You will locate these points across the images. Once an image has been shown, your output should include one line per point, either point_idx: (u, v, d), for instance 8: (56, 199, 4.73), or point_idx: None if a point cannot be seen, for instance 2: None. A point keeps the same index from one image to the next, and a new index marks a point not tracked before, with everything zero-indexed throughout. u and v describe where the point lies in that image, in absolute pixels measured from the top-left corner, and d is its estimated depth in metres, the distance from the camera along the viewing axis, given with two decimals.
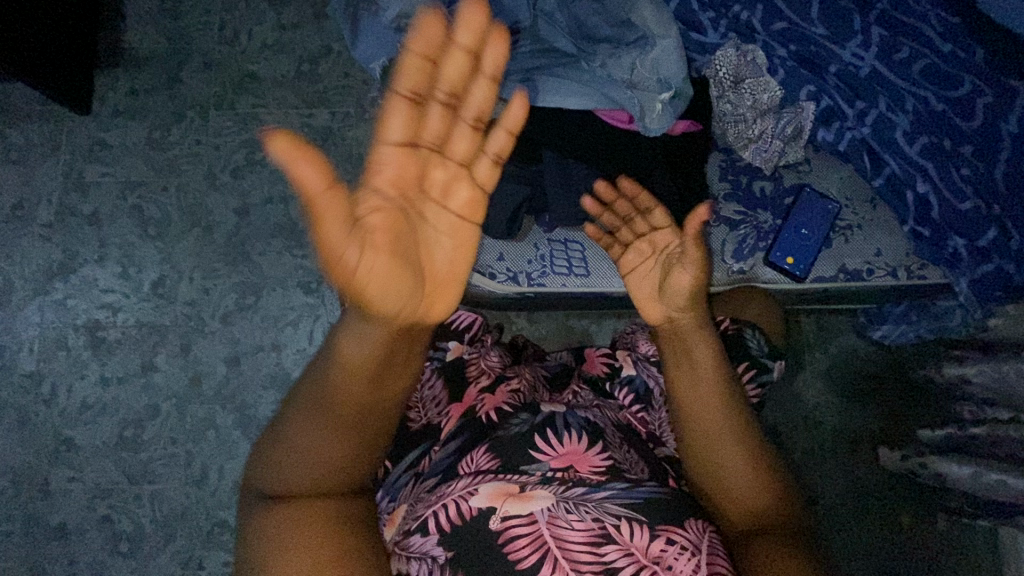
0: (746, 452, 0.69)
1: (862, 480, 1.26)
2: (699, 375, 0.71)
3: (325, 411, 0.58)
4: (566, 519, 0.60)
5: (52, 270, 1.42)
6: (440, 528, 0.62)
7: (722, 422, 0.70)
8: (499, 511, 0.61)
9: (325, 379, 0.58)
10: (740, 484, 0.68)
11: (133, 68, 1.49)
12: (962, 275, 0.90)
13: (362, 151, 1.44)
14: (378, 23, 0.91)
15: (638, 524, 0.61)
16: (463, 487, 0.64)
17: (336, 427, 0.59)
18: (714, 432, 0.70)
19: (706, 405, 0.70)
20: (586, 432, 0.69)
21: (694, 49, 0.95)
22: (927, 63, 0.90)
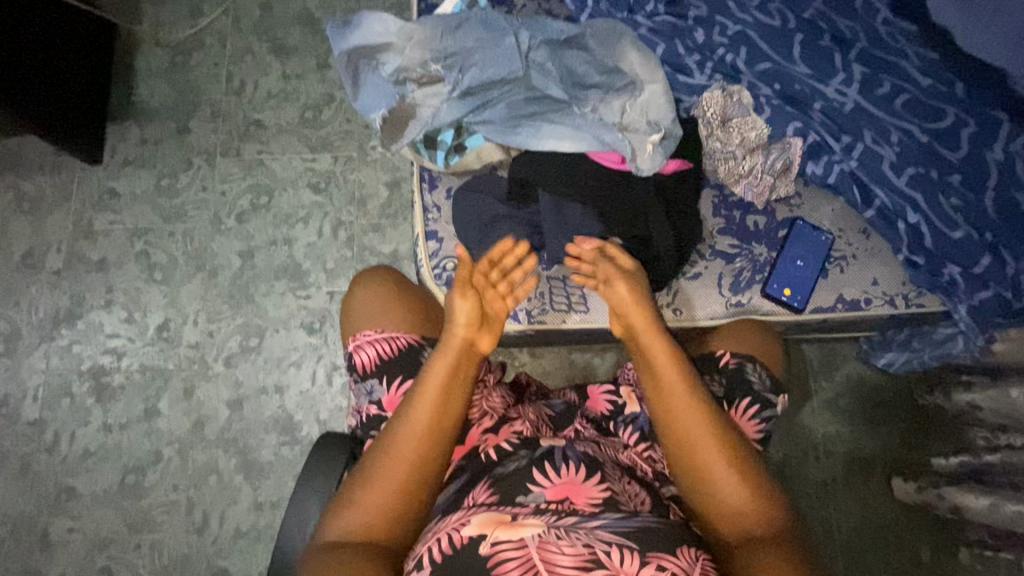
0: (734, 464, 0.70)
1: (878, 512, 1.23)
2: (674, 394, 0.73)
3: (392, 446, 0.70)
4: (556, 545, 0.60)
5: (59, 317, 1.44)
6: (433, 562, 0.63)
7: (706, 436, 0.71)
8: (489, 537, 0.61)
9: (397, 421, 0.71)
10: (733, 497, 0.69)
11: (144, 119, 1.55)
12: (960, 302, 0.92)
13: (364, 193, 1.47)
14: (378, 76, 0.96)
15: (630, 550, 0.61)
16: (457, 520, 0.65)
17: (395, 460, 0.69)
18: (699, 447, 0.71)
19: (687, 421, 0.72)
20: (583, 463, 0.70)
21: (683, 91, 0.99)
22: (908, 97, 0.94)
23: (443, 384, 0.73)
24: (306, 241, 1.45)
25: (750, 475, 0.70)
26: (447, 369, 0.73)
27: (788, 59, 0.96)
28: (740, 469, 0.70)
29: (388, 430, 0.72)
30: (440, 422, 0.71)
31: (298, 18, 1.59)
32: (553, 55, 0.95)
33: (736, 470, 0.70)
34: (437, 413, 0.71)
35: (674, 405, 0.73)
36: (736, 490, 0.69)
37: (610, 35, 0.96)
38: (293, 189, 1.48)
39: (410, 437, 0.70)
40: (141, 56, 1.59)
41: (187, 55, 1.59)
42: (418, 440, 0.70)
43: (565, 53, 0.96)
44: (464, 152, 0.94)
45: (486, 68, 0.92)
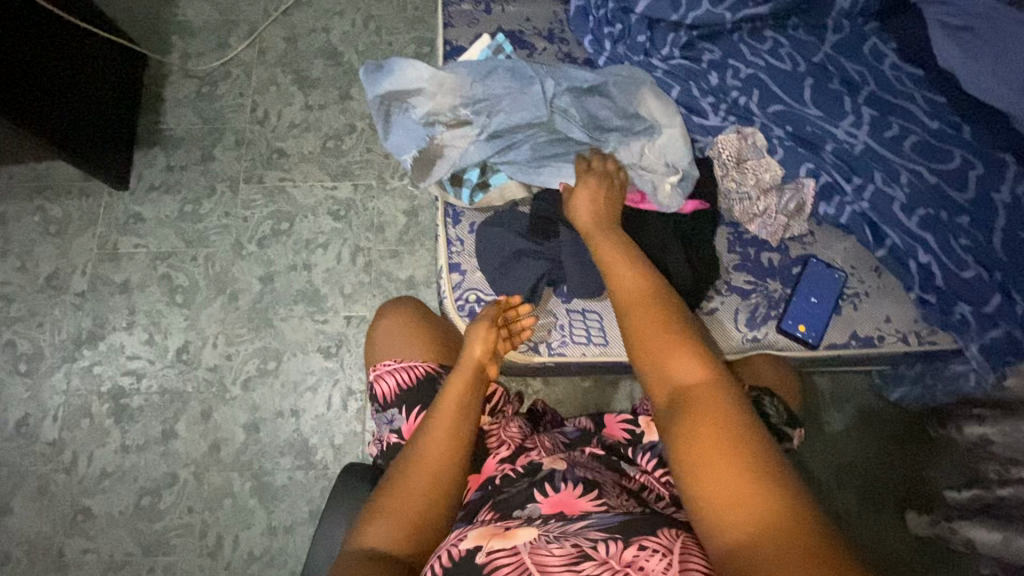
0: (681, 342, 0.68)
1: (892, 546, 1.22)
2: (622, 284, 0.77)
3: (413, 462, 0.72)
4: (546, 548, 0.60)
5: (81, 338, 1.47)
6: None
7: (648, 319, 0.71)
8: (484, 546, 0.62)
9: (418, 439, 0.74)
10: (673, 368, 0.67)
11: (170, 146, 1.60)
12: (972, 340, 0.93)
13: (382, 221, 1.51)
14: (409, 119, 1.01)
15: (614, 540, 0.60)
16: (456, 536, 0.66)
17: (416, 474, 0.71)
18: (643, 326, 0.71)
19: (635, 307, 0.74)
20: (581, 481, 0.72)
21: (697, 131, 1.03)
22: (916, 139, 0.97)
23: (463, 399, 0.78)
24: (325, 266, 1.48)
25: (696, 350, 0.67)
26: (466, 385, 0.79)
27: (799, 101, 1.00)
28: (684, 344, 0.68)
29: (408, 448, 0.74)
30: (456, 434, 0.74)
31: (321, 51, 1.65)
32: (576, 99, 1.00)
33: (679, 345, 0.68)
34: (457, 420, 0.75)
35: (623, 292, 0.76)
36: (679, 363, 0.66)
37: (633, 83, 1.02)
38: (314, 217, 1.52)
39: (434, 447, 0.73)
40: (169, 86, 1.65)
41: (214, 85, 1.65)
42: (438, 452, 0.72)
43: (588, 98, 1.01)
44: (489, 188, 0.99)
45: (513, 111, 0.98)
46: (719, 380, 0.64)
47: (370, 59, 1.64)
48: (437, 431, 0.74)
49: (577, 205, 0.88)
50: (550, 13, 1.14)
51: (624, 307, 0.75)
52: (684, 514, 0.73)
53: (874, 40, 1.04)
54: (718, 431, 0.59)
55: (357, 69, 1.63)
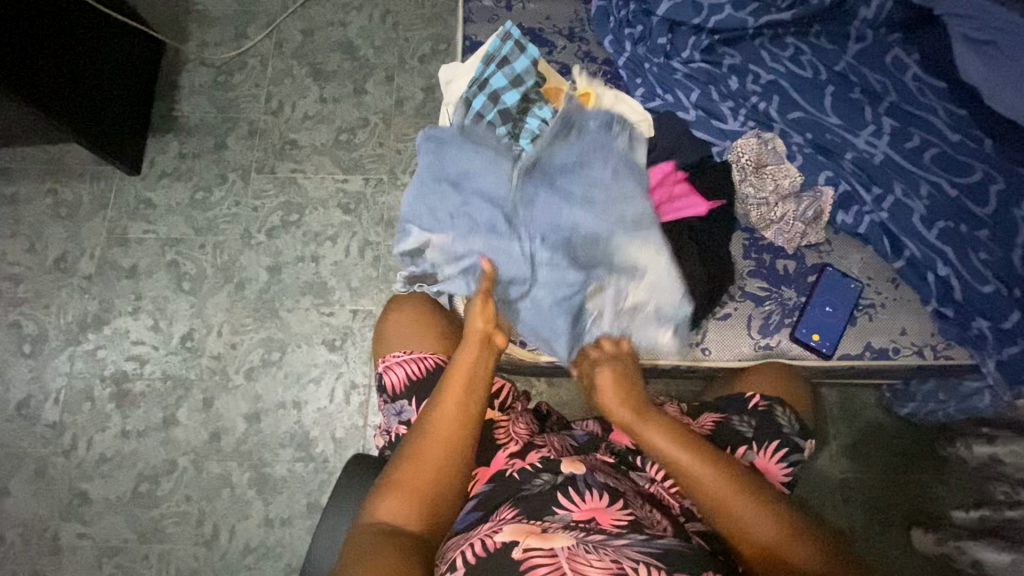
0: (767, 515, 0.68)
1: (899, 565, 1.20)
2: (690, 479, 0.71)
3: (421, 434, 0.72)
4: (585, 557, 0.59)
5: (86, 322, 1.46)
6: (464, 565, 0.63)
7: (733, 505, 0.69)
8: (522, 543, 0.62)
9: (426, 412, 0.74)
10: (770, 545, 0.67)
11: (184, 133, 1.60)
12: (989, 356, 0.92)
13: (392, 216, 1.50)
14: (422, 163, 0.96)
15: (656, 568, 0.59)
16: (490, 528, 0.66)
17: (424, 446, 0.70)
18: (732, 519, 0.68)
19: (711, 498, 0.70)
20: (607, 491, 0.70)
21: (715, 135, 1.03)
22: (937, 152, 0.96)
23: (472, 372, 0.77)
24: (333, 259, 1.48)
25: (782, 516, 0.68)
26: (471, 364, 0.78)
27: (819, 110, 1.00)
28: (770, 516, 0.68)
29: (418, 421, 0.74)
30: (466, 405, 0.74)
31: (337, 45, 1.66)
32: (553, 154, 0.92)
33: (767, 520, 0.68)
34: (464, 396, 0.74)
35: (693, 489, 0.71)
36: (778, 543, 0.67)
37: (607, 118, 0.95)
38: (324, 209, 1.52)
39: (443, 422, 0.72)
40: (185, 74, 1.65)
41: (230, 74, 1.65)
42: (447, 422, 0.72)
43: (565, 145, 0.93)
44: None
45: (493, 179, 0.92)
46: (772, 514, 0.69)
47: (387, 54, 1.64)
48: (444, 407, 0.73)
49: (606, 391, 0.81)
50: (572, 12, 1.14)
51: (705, 504, 0.70)
52: (696, 528, 0.74)
53: (896, 51, 1.02)
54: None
55: (372, 63, 1.63)
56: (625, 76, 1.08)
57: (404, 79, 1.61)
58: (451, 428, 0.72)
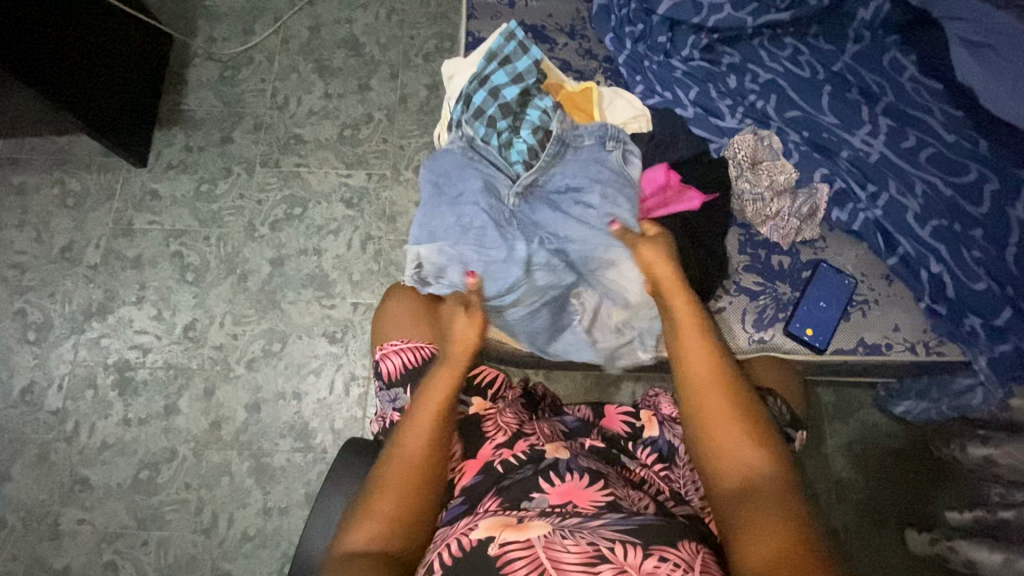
0: (745, 426, 0.66)
1: (892, 565, 1.20)
2: (689, 354, 0.72)
3: (401, 458, 0.71)
4: (561, 543, 0.59)
5: (90, 310, 1.48)
6: (442, 566, 0.62)
7: (714, 392, 0.68)
8: (497, 539, 0.61)
9: (404, 434, 0.73)
10: (738, 462, 0.64)
11: (190, 127, 1.62)
12: (980, 353, 0.93)
13: (394, 211, 1.52)
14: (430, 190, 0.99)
15: (632, 545, 0.58)
16: (466, 525, 0.65)
17: (406, 468, 0.70)
18: (708, 405, 0.68)
19: (702, 376, 0.70)
20: (587, 472, 0.71)
21: (713, 132, 1.05)
22: (932, 152, 0.97)
23: (449, 393, 0.76)
24: (335, 252, 1.49)
25: (762, 436, 0.66)
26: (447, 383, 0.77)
27: (816, 109, 1.02)
28: (749, 427, 0.66)
29: (395, 441, 0.73)
30: (446, 428, 0.74)
31: (343, 42, 1.68)
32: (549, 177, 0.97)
33: (744, 430, 0.65)
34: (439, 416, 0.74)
35: (690, 360, 0.72)
36: (745, 452, 0.65)
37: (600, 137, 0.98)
38: (327, 203, 1.53)
39: (416, 441, 0.72)
40: (193, 68, 1.68)
41: (236, 69, 1.67)
42: (428, 444, 0.72)
43: (561, 167, 0.98)
44: None
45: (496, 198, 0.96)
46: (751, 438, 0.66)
47: (391, 51, 1.66)
48: (417, 426, 0.73)
49: (650, 253, 0.83)
50: (573, 10, 1.15)
51: (693, 382, 0.70)
52: (682, 510, 0.73)
53: (893, 52, 1.03)
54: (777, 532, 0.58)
55: (377, 60, 1.65)
56: (625, 73, 1.10)
57: (408, 76, 1.63)
58: (430, 451, 0.72)
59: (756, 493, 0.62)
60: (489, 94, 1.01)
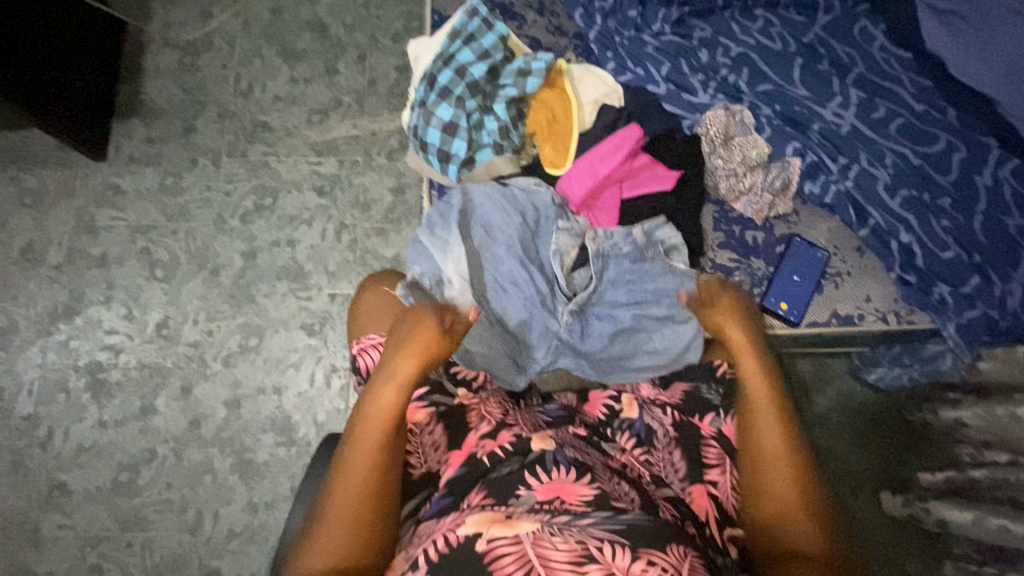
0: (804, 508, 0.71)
1: (864, 527, 1.24)
2: (760, 424, 0.75)
3: (341, 495, 0.69)
4: (550, 541, 0.59)
5: (57, 312, 1.44)
6: (429, 558, 0.61)
7: (788, 471, 0.72)
8: (486, 534, 0.60)
9: (342, 468, 0.71)
10: (794, 535, 0.70)
11: (150, 117, 1.56)
12: (949, 320, 0.95)
13: (367, 198, 1.49)
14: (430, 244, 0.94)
15: (621, 545, 0.59)
16: (453, 521, 0.64)
17: (353, 505, 0.69)
18: (780, 483, 0.72)
19: (776, 453, 0.73)
20: (575, 466, 0.70)
21: (686, 108, 1.04)
22: (902, 123, 0.98)
23: (385, 424, 0.72)
24: (309, 243, 1.46)
25: (822, 522, 0.71)
26: (399, 385, 0.74)
27: (788, 82, 1.01)
28: (812, 513, 0.71)
29: (337, 472, 0.71)
30: (380, 459, 0.71)
31: (307, 23, 1.62)
32: (600, 293, 0.97)
33: (804, 514, 0.71)
34: (386, 426, 0.72)
35: (769, 435, 0.74)
36: (805, 534, 0.70)
37: (654, 224, 0.97)
38: (298, 192, 1.49)
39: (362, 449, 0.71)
40: (150, 55, 1.61)
41: (196, 55, 1.60)
42: (369, 482, 0.70)
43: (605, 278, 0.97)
44: (474, 166, 1.00)
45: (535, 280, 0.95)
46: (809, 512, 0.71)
47: (358, 32, 1.60)
48: (365, 435, 0.72)
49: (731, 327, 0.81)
50: None
51: (769, 459, 0.73)
52: (665, 495, 0.75)
53: (863, 22, 1.02)
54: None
55: (343, 42, 1.60)
56: (596, 50, 1.08)
57: (376, 58, 1.58)
58: (373, 488, 0.70)
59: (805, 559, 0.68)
60: (455, 73, 1.00)
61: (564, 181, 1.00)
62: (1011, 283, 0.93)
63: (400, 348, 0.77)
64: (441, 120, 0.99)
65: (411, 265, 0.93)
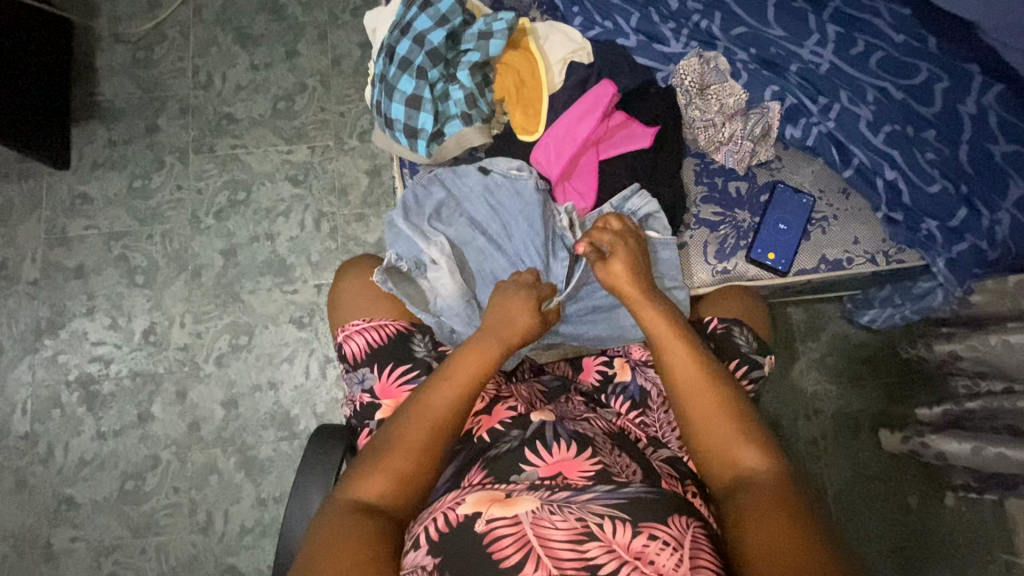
0: (739, 429, 0.66)
1: (864, 465, 1.26)
2: (677, 359, 0.72)
3: (393, 439, 0.67)
4: (550, 519, 0.56)
5: (40, 328, 1.41)
6: (429, 539, 0.59)
7: (707, 396, 0.68)
8: (484, 515, 0.58)
9: (403, 415, 0.69)
10: (742, 467, 0.64)
11: (110, 119, 1.50)
12: (938, 255, 0.94)
13: (344, 183, 1.45)
14: (409, 229, 0.91)
15: (622, 521, 0.56)
16: (453, 498, 0.62)
17: (400, 448, 0.66)
18: (708, 408, 0.68)
19: (691, 379, 0.70)
20: (575, 440, 0.69)
21: (659, 60, 1.02)
22: (882, 56, 0.94)
23: (467, 382, 0.71)
24: (289, 234, 1.43)
25: (758, 439, 0.65)
26: (482, 361, 0.73)
27: (763, 22, 0.97)
28: (745, 433, 0.66)
29: (397, 417, 0.69)
30: (443, 412, 0.69)
31: (262, 5, 1.54)
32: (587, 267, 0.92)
33: (741, 435, 0.66)
34: (465, 388, 0.71)
35: (679, 364, 0.72)
36: (747, 457, 0.64)
37: (624, 196, 0.94)
38: (271, 183, 1.45)
39: (433, 407, 0.69)
40: (101, 53, 1.54)
41: (150, 49, 1.54)
42: (424, 433, 0.67)
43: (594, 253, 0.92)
44: (444, 139, 0.96)
45: (521, 261, 0.91)
46: (751, 437, 0.66)
47: (316, 10, 1.53)
48: (439, 392, 0.70)
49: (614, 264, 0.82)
50: None
51: (685, 386, 0.70)
52: (661, 456, 0.75)
53: None
54: (787, 525, 0.55)
55: (301, 22, 1.53)
56: (561, 5, 1.05)
57: (338, 36, 1.52)
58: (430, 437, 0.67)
59: (758, 485, 0.62)
60: (413, 42, 0.96)
61: (539, 147, 0.96)
62: (999, 212, 0.90)
63: (495, 313, 0.79)
64: (403, 94, 0.95)
65: (390, 249, 0.91)
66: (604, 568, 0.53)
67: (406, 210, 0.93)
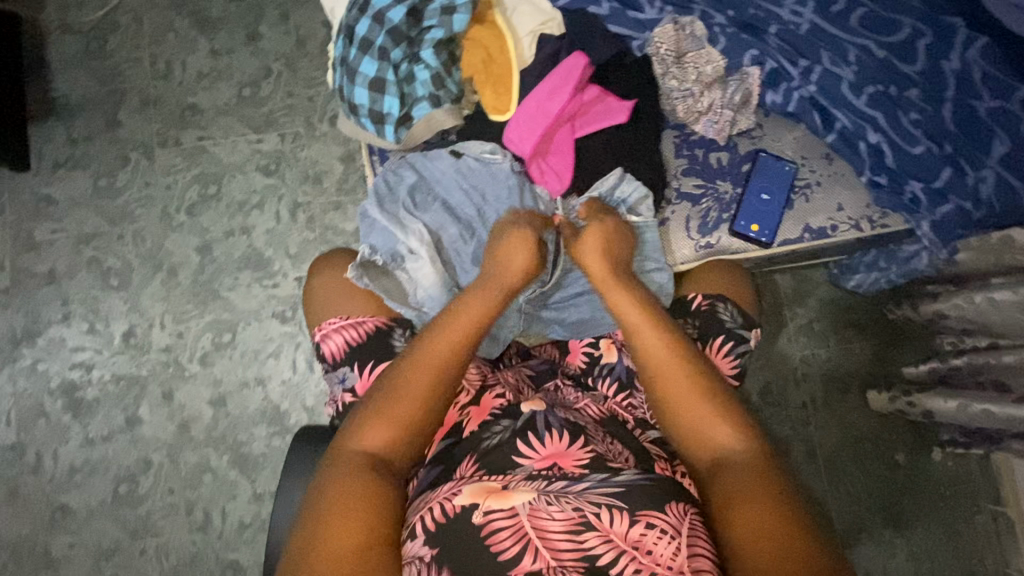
0: (713, 406, 0.67)
1: (853, 425, 1.27)
2: (648, 350, 0.72)
3: (382, 407, 0.65)
4: (547, 510, 0.56)
5: (17, 337, 1.38)
6: (427, 529, 0.58)
7: (679, 385, 0.69)
8: (482, 507, 0.57)
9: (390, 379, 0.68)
10: (720, 448, 0.65)
11: (68, 116, 1.44)
12: (923, 218, 0.92)
13: (317, 171, 1.40)
14: (382, 217, 0.88)
15: (619, 509, 0.56)
16: (450, 488, 0.60)
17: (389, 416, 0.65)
18: (678, 392, 0.68)
19: (661, 367, 0.71)
20: (567, 429, 0.68)
21: (632, 28, 0.97)
22: (864, 12, 0.91)
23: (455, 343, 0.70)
24: (265, 227, 1.39)
25: (734, 418, 0.66)
26: (471, 323, 0.72)
27: None
28: (720, 413, 0.66)
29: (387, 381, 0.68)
30: (431, 376, 0.68)
31: None
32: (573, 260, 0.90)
33: (714, 415, 0.66)
34: (456, 344, 0.70)
35: (651, 355, 0.72)
36: (720, 435, 0.65)
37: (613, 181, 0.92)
38: (243, 174, 1.41)
39: (423, 370, 0.68)
40: (52, 46, 1.46)
41: (102, 39, 1.46)
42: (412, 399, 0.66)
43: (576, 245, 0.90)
44: (412, 123, 0.92)
45: None
46: (725, 421, 0.66)
47: None
48: (427, 355, 0.69)
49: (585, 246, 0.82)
50: None
51: (652, 373, 0.71)
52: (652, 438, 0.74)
53: None
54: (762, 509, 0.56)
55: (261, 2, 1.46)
56: None
57: (300, 15, 1.45)
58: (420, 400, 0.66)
59: (732, 464, 0.63)
60: (373, 22, 0.91)
61: (512, 127, 0.92)
62: (984, 169, 0.88)
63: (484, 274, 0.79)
64: (366, 77, 0.91)
65: (364, 241, 0.88)
66: (603, 558, 0.54)
67: (380, 199, 0.90)
